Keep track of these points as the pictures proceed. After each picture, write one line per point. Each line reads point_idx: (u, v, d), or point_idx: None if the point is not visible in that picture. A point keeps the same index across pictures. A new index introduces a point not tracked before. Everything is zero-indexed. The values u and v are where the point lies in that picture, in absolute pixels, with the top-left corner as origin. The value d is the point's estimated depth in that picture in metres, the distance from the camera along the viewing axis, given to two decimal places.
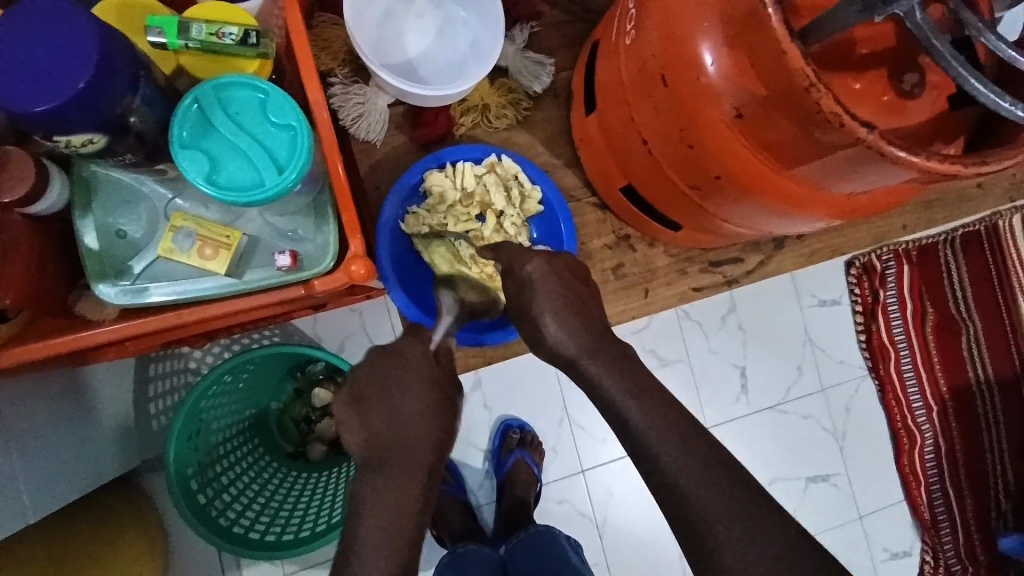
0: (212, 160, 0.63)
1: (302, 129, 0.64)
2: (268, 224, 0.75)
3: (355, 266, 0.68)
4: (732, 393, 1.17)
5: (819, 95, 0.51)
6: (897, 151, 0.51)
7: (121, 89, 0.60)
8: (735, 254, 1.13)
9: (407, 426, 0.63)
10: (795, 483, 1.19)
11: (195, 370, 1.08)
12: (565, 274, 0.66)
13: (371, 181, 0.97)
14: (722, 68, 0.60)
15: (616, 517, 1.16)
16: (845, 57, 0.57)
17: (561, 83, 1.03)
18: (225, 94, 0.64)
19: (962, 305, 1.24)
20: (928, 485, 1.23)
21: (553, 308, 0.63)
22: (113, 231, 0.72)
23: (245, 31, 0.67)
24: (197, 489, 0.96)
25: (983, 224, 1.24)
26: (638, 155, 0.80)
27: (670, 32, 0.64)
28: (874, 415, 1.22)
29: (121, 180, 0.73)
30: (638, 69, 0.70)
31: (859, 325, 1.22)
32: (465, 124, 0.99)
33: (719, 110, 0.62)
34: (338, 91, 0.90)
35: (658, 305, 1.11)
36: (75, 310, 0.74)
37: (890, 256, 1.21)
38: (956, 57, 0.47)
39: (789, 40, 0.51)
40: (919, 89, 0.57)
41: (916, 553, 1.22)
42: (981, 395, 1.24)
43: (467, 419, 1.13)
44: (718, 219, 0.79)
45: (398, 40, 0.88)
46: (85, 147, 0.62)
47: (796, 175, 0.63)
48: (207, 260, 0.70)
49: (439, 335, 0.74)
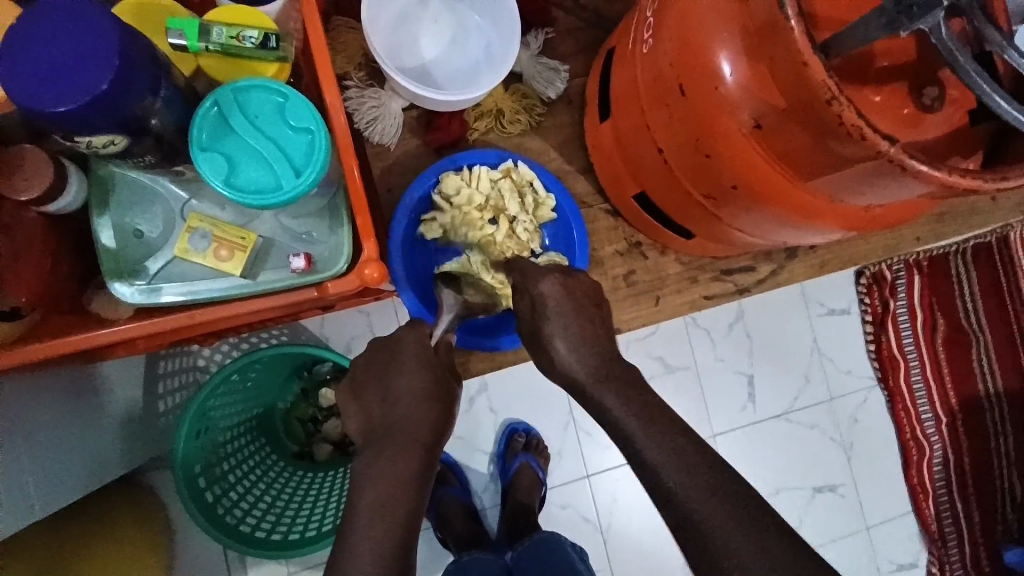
0: (230, 163, 0.64)
1: (319, 133, 0.64)
2: (282, 226, 0.75)
3: (368, 269, 0.69)
4: (739, 401, 1.16)
5: (840, 107, 0.51)
6: (917, 164, 0.51)
7: (141, 89, 0.60)
8: (745, 262, 1.13)
9: (417, 431, 0.63)
10: (801, 492, 1.18)
11: (203, 368, 1.10)
12: (576, 293, 0.67)
13: (383, 184, 0.97)
14: (740, 77, 0.60)
15: (620, 523, 1.16)
16: (865, 69, 0.56)
17: (575, 89, 1.03)
18: (243, 96, 0.65)
19: (972, 317, 1.23)
20: (935, 498, 1.21)
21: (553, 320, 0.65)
22: (129, 230, 0.73)
23: (265, 35, 0.67)
24: (204, 487, 0.96)
25: (995, 236, 1.23)
26: (652, 163, 0.80)
27: (688, 40, 0.63)
28: (882, 426, 1.21)
29: (139, 180, 0.73)
30: (655, 76, 0.70)
31: (869, 335, 1.21)
32: (478, 129, 0.99)
33: (735, 119, 0.62)
34: (353, 94, 0.90)
35: (668, 312, 1.10)
36: (90, 309, 0.74)
37: (901, 266, 1.20)
38: (980, 72, 0.47)
39: (810, 52, 0.51)
40: (938, 103, 0.56)
41: (923, 565, 1.20)
42: (991, 408, 1.22)
43: (473, 423, 1.13)
44: (729, 228, 0.79)
45: (414, 45, 0.89)
46: (105, 148, 0.63)
47: (812, 186, 0.62)
48: (222, 261, 0.71)
49: (438, 333, 0.79)
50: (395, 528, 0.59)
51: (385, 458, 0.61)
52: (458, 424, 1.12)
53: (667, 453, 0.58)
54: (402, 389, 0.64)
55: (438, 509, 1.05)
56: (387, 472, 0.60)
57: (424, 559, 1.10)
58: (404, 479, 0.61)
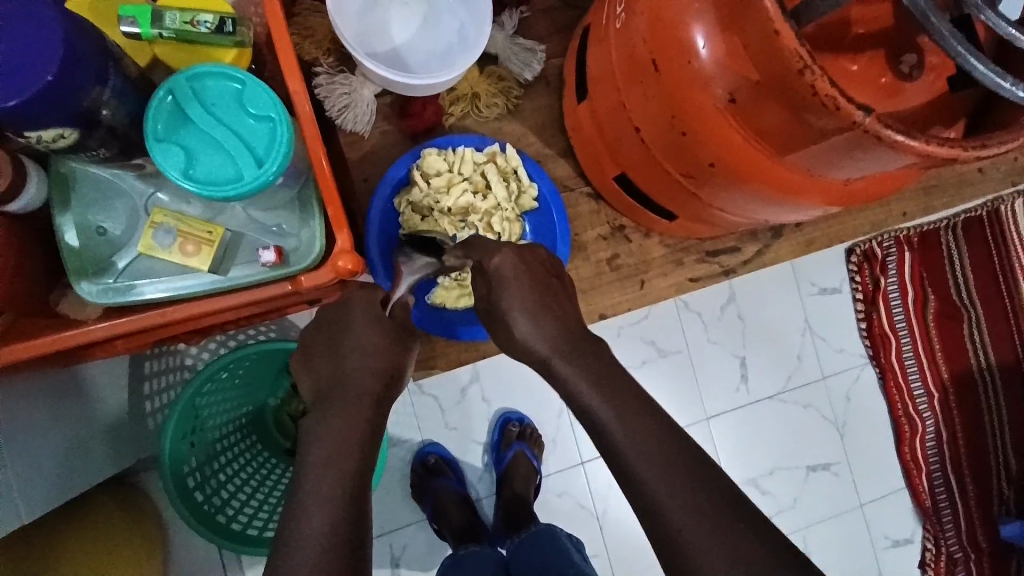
0: (188, 154, 0.62)
1: (280, 121, 0.62)
2: (251, 218, 0.73)
3: (341, 261, 0.67)
4: (732, 382, 1.16)
5: (813, 77, 0.50)
6: (894, 135, 0.49)
7: (89, 80, 0.58)
8: (730, 244, 1.11)
9: (377, 411, 0.62)
10: (796, 471, 1.18)
11: (191, 367, 1.07)
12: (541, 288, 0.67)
13: (359, 175, 0.96)
14: (714, 51, 0.58)
15: (617, 508, 1.15)
16: (840, 38, 0.55)
17: (552, 70, 1.00)
18: (199, 85, 0.63)
19: (964, 292, 1.22)
20: (929, 473, 1.22)
21: (521, 305, 0.64)
22: (93, 228, 0.71)
23: (221, 19, 0.65)
24: (193, 486, 0.95)
25: (987, 209, 1.21)
26: (630, 143, 0.78)
27: (660, 15, 0.61)
28: (874, 402, 1.21)
29: (101, 177, 0.71)
30: (629, 53, 0.68)
31: (861, 313, 1.20)
32: (454, 114, 0.97)
33: (710, 95, 0.60)
34: (323, 81, 0.88)
35: (654, 296, 1.09)
36: (57, 310, 0.73)
37: (892, 243, 1.19)
38: (956, 34, 0.45)
39: (781, 20, 0.50)
40: (917, 71, 0.55)
41: (919, 540, 1.21)
42: (985, 382, 1.22)
43: (465, 413, 1.12)
44: (711, 208, 0.78)
45: (382, 28, 0.86)
46: (56, 142, 0.60)
47: (789, 161, 0.61)
48: (189, 256, 0.69)
49: (400, 292, 0.76)
50: (355, 509, 0.55)
51: (358, 434, 0.59)
52: (451, 415, 1.11)
53: (631, 444, 0.57)
54: (361, 381, 0.62)
55: (434, 500, 1.04)
56: (350, 456, 0.57)
57: (420, 552, 1.10)
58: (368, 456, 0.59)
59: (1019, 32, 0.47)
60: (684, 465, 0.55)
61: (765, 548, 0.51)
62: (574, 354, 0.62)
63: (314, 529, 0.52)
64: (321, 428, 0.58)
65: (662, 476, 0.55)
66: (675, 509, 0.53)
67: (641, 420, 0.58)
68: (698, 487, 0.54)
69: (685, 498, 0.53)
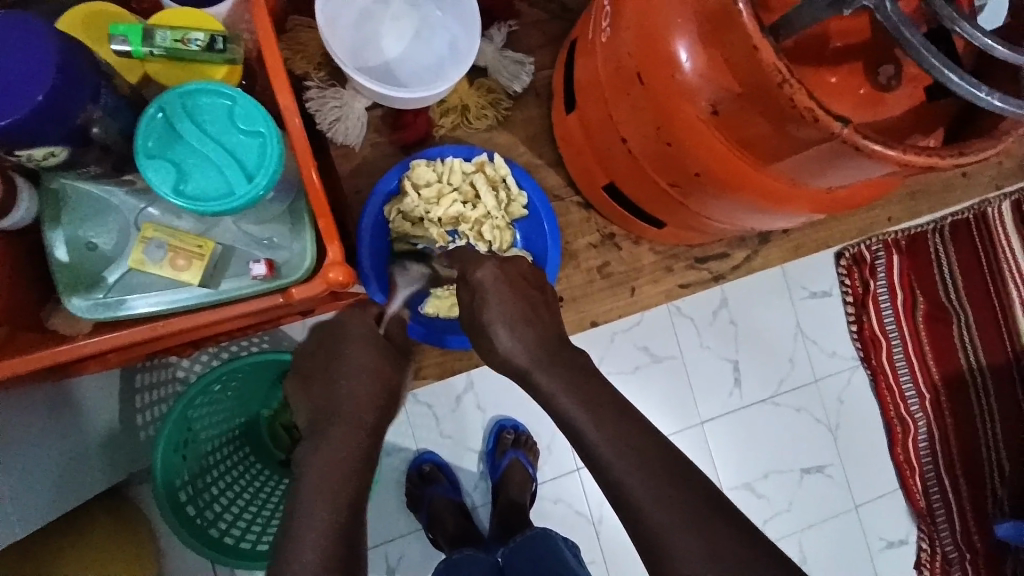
0: (179, 169, 0.62)
1: (270, 136, 0.63)
2: (242, 231, 0.74)
3: (332, 272, 0.68)
4: (725, 387, 1.17)
5: (792, 90, 0.51)
6: (871, 144, 0.51)
7: (81, 98, 0.59)
8: (720, 250, 1.12)
9: (371, 422, 0.62)
10: (790, 474, 1.19)
11: (183, 379, 1.06)
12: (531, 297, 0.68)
13: (351, 187, 0.96)
14: (697, 64, 0.59)
15: (613, 514, 1.16)
16: (821, 50, 0.56)
17: (541, 82, 1.02)
18: (190, 101, 0.63)
19: (952, 293, 1.24)
20: (922, 473, 1.23)
21: (504, 317, 0.66)
22: (83, 243, 0.71)
23: (211, 36, 0.66)
24: (186, 500, 0.95)
25: (973, 212, 1.23)
26: (618, 153, 0.79)
27: (645, 29, 0.63)
28: (866, 405, 1.22)
29: (91, 192, 0.71)
30: (615, 66, 0.69)
31: (851, 316, 1.21)
32: (445, 126, 0.98)
33: (694, 106, 0.61)
34: (314, 95, 0.88)
35: (645, 303, 1.10)
36: (47, 325, 0.73)
37: (880, 246, 1.20)
38: (929, 47, 0.47)
39: (760, 35, 0.51)
40: (895, 81, 0.56)
41: (913, 541, 1.22)
42: (975, 382, 1.23)
43: (459, 421, 1.12)
44: (700, 216, 0.79)
45: (373, 43, 0.87)
46: (47, 160, 0.61)
47: (773, 170, 0.62)
48: (180, 270, 0.69)
49: (395, 305, 0.86)
50: (349, 519, 0.55)
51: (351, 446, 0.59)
52: (445, 423, 1.11)
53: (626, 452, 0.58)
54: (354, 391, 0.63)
55: (429, 508, 1.05)
56: (343, 467, 0.57)
57: (415, 561, 1.10)
58: (362, 468, 0.59)
59: (994, 42, 0.47)
60: (678, 473, 0.55)
61: (758, 553, 0.52)
62: (555, 365, 0.64)
63: (309, 543, 0.52)
64: (316, 440, 0.59)
65: (657, 484, 0.55)
66: (672, 517, 0.53)
67: (635, 430, 0.58)
68: (693, 493, 0.54)
69: (678, 506, 0.54)
